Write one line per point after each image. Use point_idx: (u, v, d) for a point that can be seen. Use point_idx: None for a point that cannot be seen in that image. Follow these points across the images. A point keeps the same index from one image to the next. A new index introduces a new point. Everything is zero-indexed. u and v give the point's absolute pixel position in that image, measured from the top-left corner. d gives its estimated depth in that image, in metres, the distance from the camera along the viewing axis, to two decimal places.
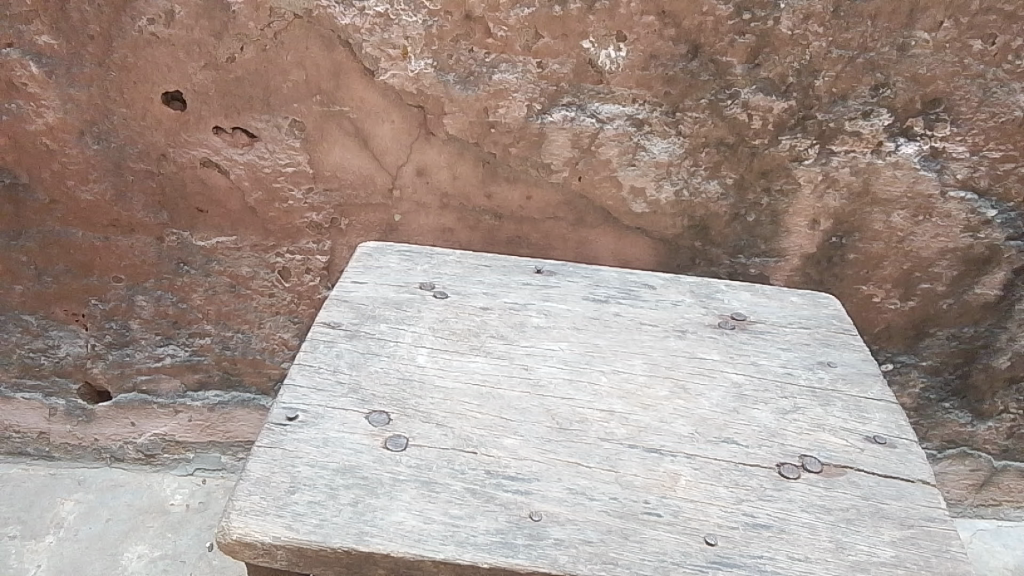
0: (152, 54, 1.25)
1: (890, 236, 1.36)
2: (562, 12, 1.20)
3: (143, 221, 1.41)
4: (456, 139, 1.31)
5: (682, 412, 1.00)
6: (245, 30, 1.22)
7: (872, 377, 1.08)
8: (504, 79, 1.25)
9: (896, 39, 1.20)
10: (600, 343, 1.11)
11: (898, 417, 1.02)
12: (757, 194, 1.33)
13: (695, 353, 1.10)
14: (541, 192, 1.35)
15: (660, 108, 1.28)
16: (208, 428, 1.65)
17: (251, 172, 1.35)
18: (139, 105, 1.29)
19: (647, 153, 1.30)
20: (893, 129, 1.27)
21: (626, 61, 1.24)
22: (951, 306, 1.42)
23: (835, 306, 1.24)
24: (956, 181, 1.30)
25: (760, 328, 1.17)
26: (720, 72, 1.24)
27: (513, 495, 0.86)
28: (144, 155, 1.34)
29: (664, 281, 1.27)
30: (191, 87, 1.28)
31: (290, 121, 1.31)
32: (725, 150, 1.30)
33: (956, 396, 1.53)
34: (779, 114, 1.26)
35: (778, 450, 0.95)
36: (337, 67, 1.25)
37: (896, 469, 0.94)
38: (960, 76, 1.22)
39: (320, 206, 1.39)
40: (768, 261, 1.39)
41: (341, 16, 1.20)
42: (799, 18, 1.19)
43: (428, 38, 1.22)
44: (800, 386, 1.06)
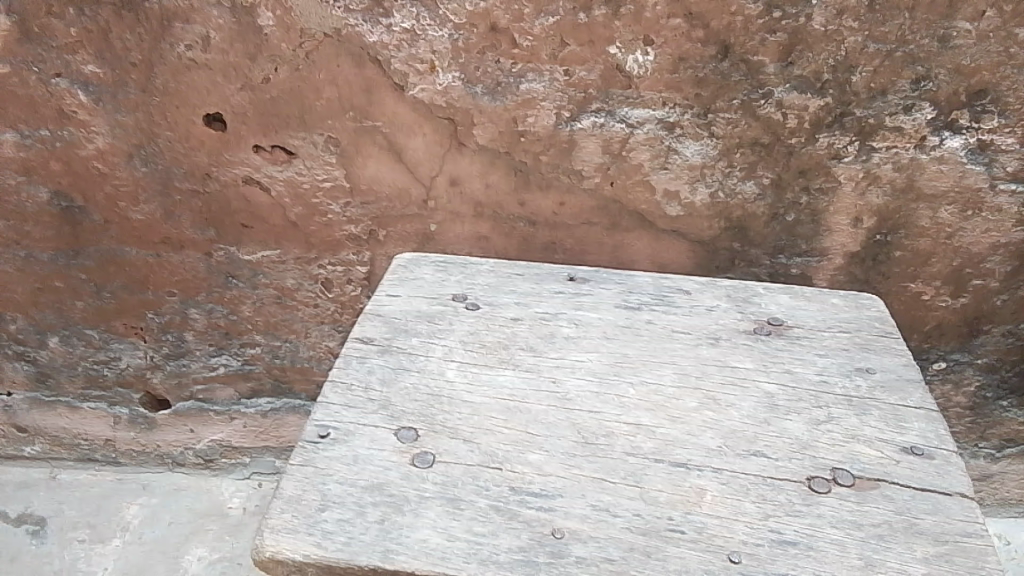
0: (192, 79, 1.29)
1: (937, 232, 1.31)
2: (587, 19, 1.19)
3: (192, 238, 1.46)
4: (487, 149, 1.32)
5: (711, 424, 0.99)
6: (278, 52, 1.25)
7: (913, 384, 1.05)
8: (532, 89, 1.25)
9: (936, 30, 1.15)
10: (630, 353, 1.10)
11: (938, 427, 0.99)
12: (795, 193, 1.30)
13: (728, 362, 1.09)
14: (574, 198, 1.35)
15: (692, 111, 1.26)
16: (263, 433, 1.70)
17: (291, 188, 1.39)
18: (182, 127, 1.34)
19: (679, 156, 1.29)
20: (937, 122, 1.22)
21: (654, 64, 1.22)
22: (1006, 302, 1.36)
23: (878, 308, 1.20)
24: (1006, 174, 1.25)
25: (797, 333, 1.15)
26: (752, 72, 1.21)
27: (537, 511, 0.87)
28: (190, 175, 1.39)
29: (699, 286, 1.25)
30: (229, 108, 1.32)
31: (326, 138, 1.34)
32: (760, 150, 1.27)
33: (1014, 394, 1.47)
34: (816, 112, 1.22)
35: (809, 463, 0.94)
36: (368, 83, 1.27)
37: (932, 482, 0.92)
38: (1007, 66, 1.17)
39: (357, 218, 1.42)
40: (810, 260, 1.36)
41: (369, 34, 1.22)
42: (832, 13, 1.15)
43: (455, 52, 1.23)
44: (835, 395, 1.03)
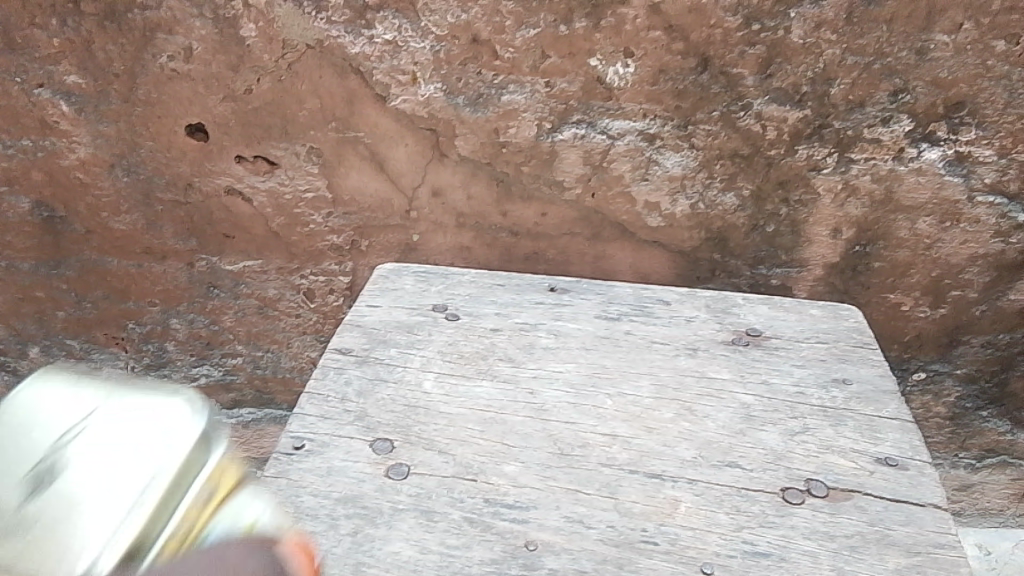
0: (174, 89, 1.29)
1: (916, 243, 1.31)
2: (568, 31, 1.20)
3: (174, 248, 1.46)
4: (469, 159, 1.32)
5: (687, 435, 0.99)
6: (261, 63, 1.26)
7: (889, 395, 1.06)
8: (513, 100, 1.25)
9: (914, 43, 1.16)
10: (608, 364, 1.11)
11: (913, 438, 0.99)
12: (775, 204, 1.30)
13: (705, 373, 1.09)
14: (556, 209, 1.36)
15: (672, 122, 1.26)
16: (243, 445, 1.70)
17: (273, 199, 1.39)
18: (164, 138, 1.34)
19: (660, 167, 1.29)
20: (915, 134, 1.23)
21: (634, 76, 1.23)
22: (985, 313, 1.37)
23: (856, 318, 1.21)
24: (984, 185, 1.25)
25: (775, 343, 1.15)
26: (731, 84, 1.22)
27: (511, 523, 0.87)
28: (172, 185, 1.39)
29: (679, 296, 1.25)
30: (212, 119, 1.32)
31: (308, 148, 1.35)
32: (740, 161, 1.27)
33: (994, 404, 1.46)
34: (795, 124, 1.23)
35: (784, 474, 0.94)
36: (351, 94, 1.28)
37: (906, 493, 0.92)
38: (983, 78, 1.18)
39: (340, 228, 1.42)
40: (790, 271, 1.36)
41: (351, 46, 1.23)
42: (810, 26, 1.16)
43: (436, 63, 1.24)
44: (811, 406, 1.04)
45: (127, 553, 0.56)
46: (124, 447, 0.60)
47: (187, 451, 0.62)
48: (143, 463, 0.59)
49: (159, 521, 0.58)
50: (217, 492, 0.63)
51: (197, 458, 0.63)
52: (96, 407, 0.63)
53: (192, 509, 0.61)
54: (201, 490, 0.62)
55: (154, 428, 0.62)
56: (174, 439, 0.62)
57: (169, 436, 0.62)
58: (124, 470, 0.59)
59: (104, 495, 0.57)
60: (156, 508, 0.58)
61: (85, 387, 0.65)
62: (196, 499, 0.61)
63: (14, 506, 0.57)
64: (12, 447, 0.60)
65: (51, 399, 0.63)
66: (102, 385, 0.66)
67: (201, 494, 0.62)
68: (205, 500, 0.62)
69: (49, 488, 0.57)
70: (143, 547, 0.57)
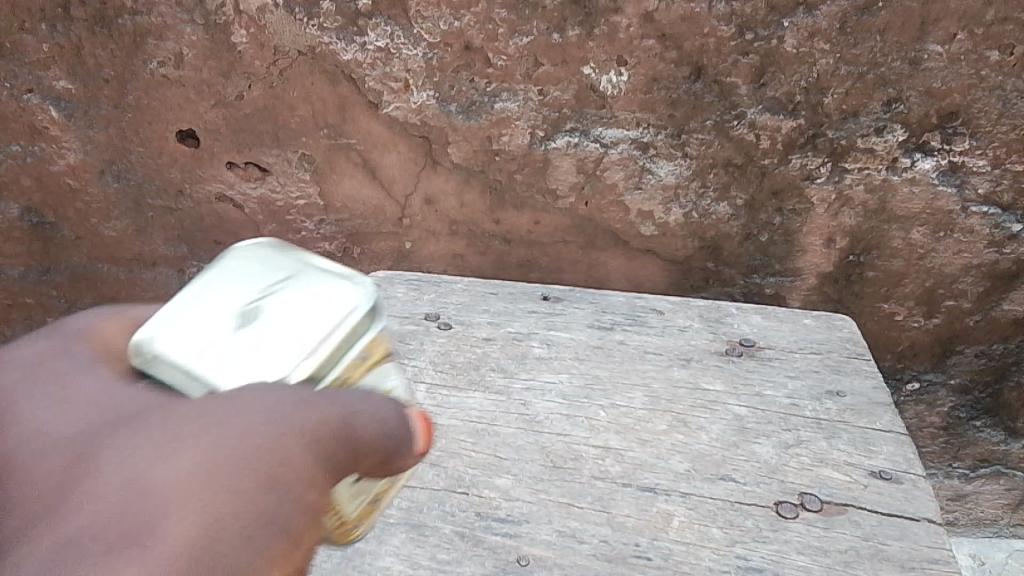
0: (164, 95, 1.28)
1: (909, 253, 1.31)
2: (561, 39, 1.19)
3: (165, 255, 1.45)
4: (462, 167, 1.31)
5: (680, 447, 0.98)
6: (252, 69, 1.25)
7: (883, 407, 1.05)
8: (506, 108, 1.25)
9: (907, 53, 1.16)
10: (601, 375, 1.10)
11: (907, 451, 0.99)
12: (768, 214, 1.30)
13: (699, 384, 1.08)
14: (549, 217, 1.35)
15: (665, 131, 1.26)
16: None
17: (264, 206, 1.38)
18: (154, 144, 1.33)
19: (653, 176, 1.28)
20: (909, 144, 1.23)
21: (628, 85, 1.22)
22: (978, 323, 1.36)
23: (850, 328, 1.20)
24: (978, 196, 1.25)
25: (769, 354, 1.15)
26: (724, 93, 1.21)
27: (502, 538, 0.87)
28: (162, 192, 1.38)
29: (672, 305, 1.24)
30: (202, 125, 1.31)
31: (300, 154, 1.34)
32: (734, 170, 1.27)
33: (987, 415, 1.45)
34: (788, 133, 1.23)
35: (777, 488, 0.93)
36: (343, 101, 1.27)
37: (900, 507, 0.91)
38: (977, 88, 1.17)
39: (332, 235, 1.41)
40: (783, 280, 1.36)
41: (343, 52, 1.22)
42: (804, 35, 1.15)
43: (429, 71, 1.23)
44: (805, 418, 1.03)
45: (310, 375, 0.61)
46: (307, 298, 0.64)
47: (361, 313, 0.65)
48: (317, 318, 0.63)
49: (325, 366, 0.62)
50: (369, 359, 0.67)
51: (365, 324, 0.66)
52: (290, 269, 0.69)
53: (349, 367, 0.65)
54: (358, 353, 0.65)
55: (332, 288, 0.66)
56: (348, 303, 0.65)
57: (344, 299, 0.65)
58: (301, 319, 0.63)
59: (285, 333, 0.61)
60: (323, 357, 0.62)
61: (282, 257, 0.71)
62: (354, 359, 0.65)
63: (209, 319, 0.62)
64: (216, 288, 0.65)
65: (252, 257, 0.70)
66: (290, 258, 0.71)
67: (359, 356, 0.66)
68: (361, 363, 0.66)
69: (240, 316, 0.62)
70: (318, 376, 0.62)
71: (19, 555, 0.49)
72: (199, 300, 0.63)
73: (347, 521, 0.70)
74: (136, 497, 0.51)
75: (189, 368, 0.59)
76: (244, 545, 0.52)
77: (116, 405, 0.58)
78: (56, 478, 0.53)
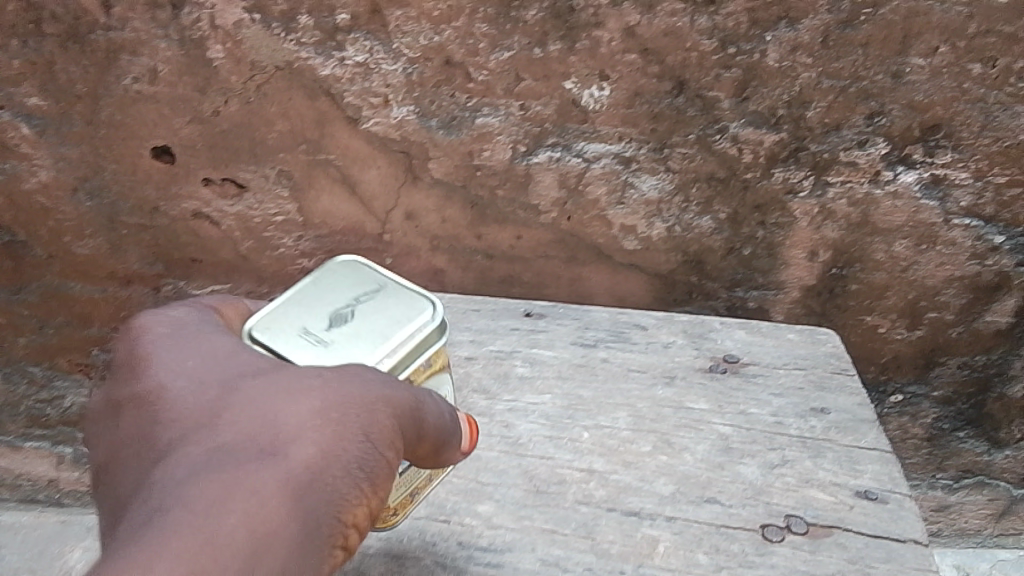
0: (139, 111, 1.26)
1: (892, 265, 1.31)
2: (542, 54, 1.18)
3: (140, 272, 1.43)
4: (443, 182, 1.30)
5: (665, 469, 0.97)
6: (228, 84, 1.22)
7: (868, 425, 1.04)
8: (487, 123, 1.23)
9: (890, 66, 1.15)
10: (585, 394, 1.08)
11: (892, 470, 0.98)
12: (751, 228, 1.29)
13: (683, 404, 1.07)
14: (532, 232, 1.34)
15: (648, 145, 1.25)
16: None
17: (241, 222, 1.36)
18: (129, 160, 1.31)
19: (636, 191, 1.27)
20: (891, 157, 1.22)
21: (610, 99, 1.21)
22: (961, 334, 1.36)
23: (834, 343, 1.19)
24: (960, 208, 1.25)
25: (753, 371, 1.14)
26: (707, 107, 1.20)
27: (484, 568, 0.87)
28: (137, 209, 1.35)
29: (656, 320, 1.23)
30: (178, 141, 1.29)
31: (277, 170, 1.31)
32: (716, 185, 1.26)
33: (971, 426, 1.45)
34: (771, 147, 1.22)
35: (763, 510, 0.92)
36: (321, 116, 1.25)
37: (886, 528, 0.91)
38: (959, 101, 1.17)
39: (311, 251, 1.39)
40: (767, 293, 1.36)
41: (321, 68, 1.20)
42: (786, 49, 1.15)
43: (408, 86, 1.21)
44: (790, 437, 1.02)
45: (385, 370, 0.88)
46: (393, 313, 0.93)
47: (429, 328, 0.92)
48: (395, 335, 0.90)
49: (399, 365, 0.90)
50: (431, 367, 0.95)
51: (433, 336, 0.93)
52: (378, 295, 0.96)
53: (417, 371, 0.93)
54: (425, 361, 0.93)
55: (406, 313, 0.93)
56: (419, 326, 0.92)
57: (416, 323, 0.92)
58: (383, 334, 0.90)
59: (372, 342, 0.89)
60: (395, 364, 0.89)
61: (375, 283, 0.99)
62: (422, 365, 0.93)
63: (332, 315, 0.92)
64: (326, 302, 0.94)
65: (357, 280, 0.99)
66: (373, 287, 0.98)
67: (425, 364, 0.94)
68: (425, 368, 0.94)
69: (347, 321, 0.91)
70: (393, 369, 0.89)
71: (206, 440, 0.76)
72: (321, 306, 0.93)
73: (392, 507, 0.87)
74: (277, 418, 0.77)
75: (305, 352, 0.87)
76: (340, 468, 0.76)
77: (248, 367, 0.83)
78: (217, 403, 0.79)
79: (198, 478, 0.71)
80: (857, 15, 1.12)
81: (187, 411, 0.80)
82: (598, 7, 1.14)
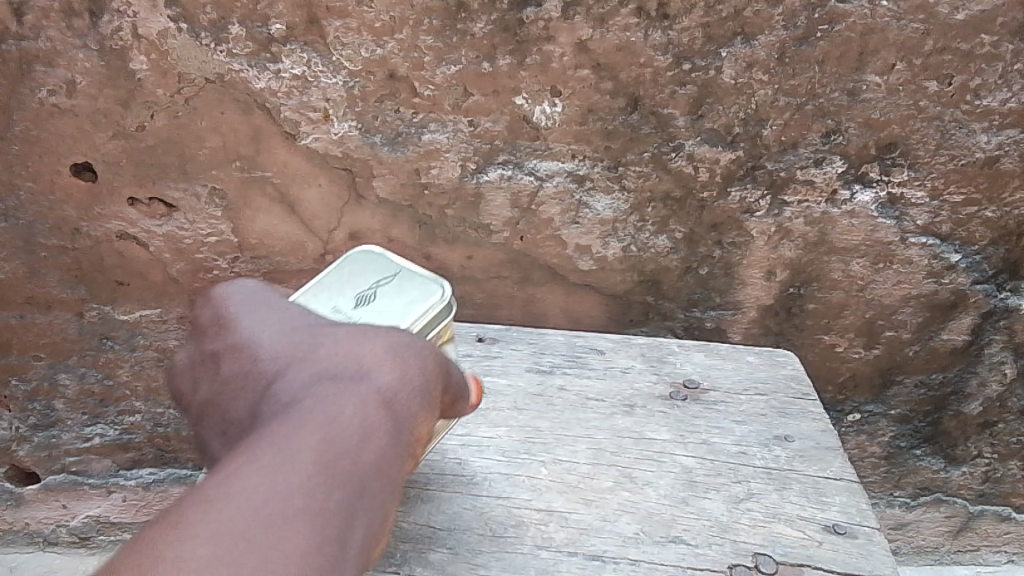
0: (56, 126, 1.17)
1: (849, 284, 1.28)
2: (491, 69, 1.13)
3: (61, 298, 1.32)
4: (388, 201, 1.23)
5: (627, 507, 0.92)
6: (154, 98, 1.14)
7: (832, 453, 1.01)
8: (435, 139, 1.17)
9: (846, 84, 1.13)
10: (541, 426, 1.03)
11: (859, 501, 0.95)
12: (708, 247, 1.26)
13: (643, 434, 1.03)
14: (482, 251, 1.28)
15: (602, 163, 1.20)
16: (145, 508, 1.54)
17: (171, 244, 1.27)
18: (46, 178, 1.21)
19: (590, 210, 1.22)
20: (847, 176, 1.20)
21: (562, 116, 1.16)
22: (918, 353, 1.34)
23: (794, 365, 1.16)
24: (916, 227, 1.24)
25: (714, 397, 1.09)
26: (662, 124, 1.17)
27: None
28: (56, 230, 1.26)
29: (613, 344, 1.18)
30: (100, 157, 1.20)
31: (210, 189, 1.23)
32: (672, 204, 1.22)
33: (927, 443, 1.44)
34: (727, 165, 1.19)
35: (730, 549, 0.88)
36: (256, 131, 1.17)
37: (857, 565, 0.87)
38: (915, 119, 1.16)
39: (247, 274, 1.30)
40: (724, 314, 1.32)
41: (255, 80, 1.13)
42: (742, 66, 1.12)
43: (351, 100, 1.14)
44: (754, 467, 0.98)
45: None
46: (402, 294, 0.87)
47: (435, 308, 0.86)
48: (413, 309, 0.85)
49: None
50: (441, 338, 0.89)
51: (438, 316, 0.87)
52: (391, 273, 0.89)
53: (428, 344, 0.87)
54: (436, 333, 0.88)
55: (416, 293, 0.87)
56: (433, 300, 0.86)
57: (432, 297, 0.86)
58: (403, 308, 0.86)
59: (392, 316, 0.85)
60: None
61: (387, 257, 0.91)
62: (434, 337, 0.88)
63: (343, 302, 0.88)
64: (344, 286, 0.90)
65: (371, 255, 0.92)
66: (399, 259, 0.92)
67: (436, 335, 0.88)
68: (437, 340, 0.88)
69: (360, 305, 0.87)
70: None
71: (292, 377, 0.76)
72: (346, 283, 0.90)
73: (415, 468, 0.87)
74: (355, 356, 0.77)
75: None
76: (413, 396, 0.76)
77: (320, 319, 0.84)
78: (303, 343, 0.80)
79: (295, 412, 0.72)
80: (813, 32, 1.09)
81: (269, 357, 0.80)
82: (549, 20, 1.10)
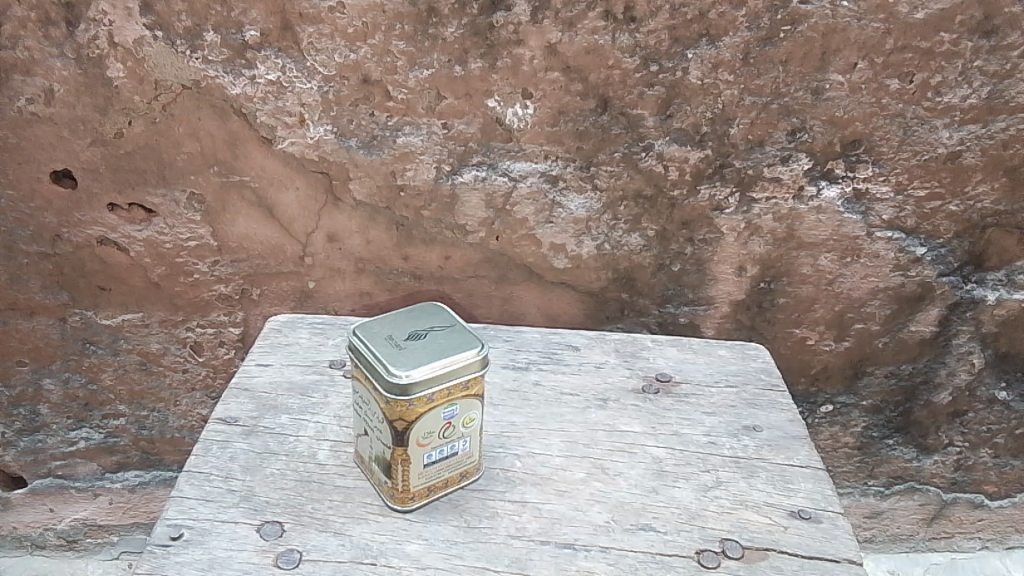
0: (35, 134, 1.19)
1: (818, 279, 1.31)
2: (463, 72, 1.15)
3: (44, 303, 1.33)
4: (366, 204, 1.24)
5: (599, 497, 0.95)
6: (131, 105, 1.16)
7: (799, 442, 1.04)
8: (409, 142, 1.19)
9: (809, 82, 1.16)
10: (517, 421, 1.05)
11: (825, 488, 0.97)
12: (680, 244, 1.28)
13: (616, 426, 1.05)
14: (460, 252, 1.29)
15: (574, 163, 1.23)
16: (131, 510, 1.56)
17: (151, 249, 1.28)
18: (26, 185, 1.23)
19: (564, 210, 1.24)
20: (814, 172, 1.23)
21: (534, 118, 1.19)
22: (887, 345, 1.37)
23: (764, 358, 1.19)
24: (882, 221, 1.26)
25: (685, 390, 1.12)
26: (631, 125, 1.19)
27: None
28: (37, 237, 1.27)
29: (588, 341, 1.21)
30: (79, 165, 1.22)
31: (189, 194, 1.25)
32: (644, 202, 1.25)
33: (899, 433, 1.47)
34: (696, 164, 1.22)
35: (697, 535, 0.91)
36: (234, 136, 1.19)
37: (821, 549, 0.90)
38: (879, 116, 1.19)
39: (227, 277, 1.32)
40: (696, 309, 1.34)
41: (231, 86, 1.15)
42: (707, 67, 1.15)
43: (325, 105, 1.16)
44: (723, 457, 1.01)
45: (405, 390, 0.81)
46: (449, 341, 0.86)
47: (472, 355, 0.84)
48: (447, 355, 0.83)
49: (420, 386, 0.82)
50: (469, 389, 0.87)
51: (472, 365, 0.85)
52: (448, 323, 0.89)
53: (451, 388, 0.85)
54: (463, 381, 0.85)
55: (459, 342, 0.85)
56: (469, 355, 0.84)
57: (469, 352, 0.84)
58: (438, 352, 0.84)
59: (425, 357, 0.83)
60: (431, 378, 0.82)
61: (450, 312, 0.91)
62: (459, 384, 0.85)
63: (396, 333, 0.86)
64: (404, 322, 0.89)
65: (443, 308, 0.92)
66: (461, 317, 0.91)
67: (463, 383, 0.86)
68: (462, 388, 0.86)
69: (407, 340, 0.85)
70: (412, 388, 0.82)
71: None
72: (406, 319, 0.89)
73: (416, 467, 0.88)
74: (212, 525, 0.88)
75: (375, 352, 0.84)
76: None
77: None
78: None
79: None
80: (775, 32, 1.13)
81: None
82: (518, 24, 1.12)
